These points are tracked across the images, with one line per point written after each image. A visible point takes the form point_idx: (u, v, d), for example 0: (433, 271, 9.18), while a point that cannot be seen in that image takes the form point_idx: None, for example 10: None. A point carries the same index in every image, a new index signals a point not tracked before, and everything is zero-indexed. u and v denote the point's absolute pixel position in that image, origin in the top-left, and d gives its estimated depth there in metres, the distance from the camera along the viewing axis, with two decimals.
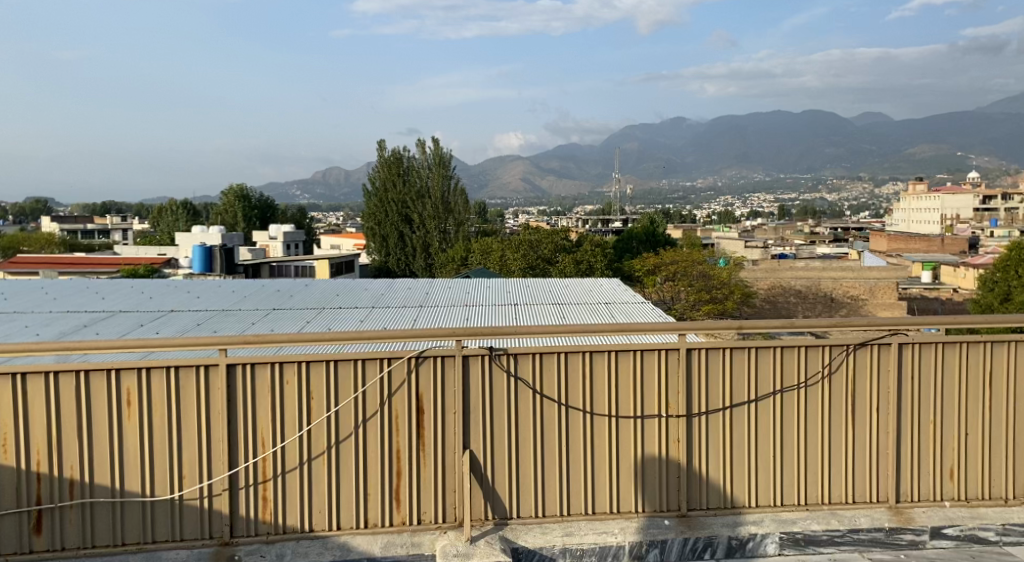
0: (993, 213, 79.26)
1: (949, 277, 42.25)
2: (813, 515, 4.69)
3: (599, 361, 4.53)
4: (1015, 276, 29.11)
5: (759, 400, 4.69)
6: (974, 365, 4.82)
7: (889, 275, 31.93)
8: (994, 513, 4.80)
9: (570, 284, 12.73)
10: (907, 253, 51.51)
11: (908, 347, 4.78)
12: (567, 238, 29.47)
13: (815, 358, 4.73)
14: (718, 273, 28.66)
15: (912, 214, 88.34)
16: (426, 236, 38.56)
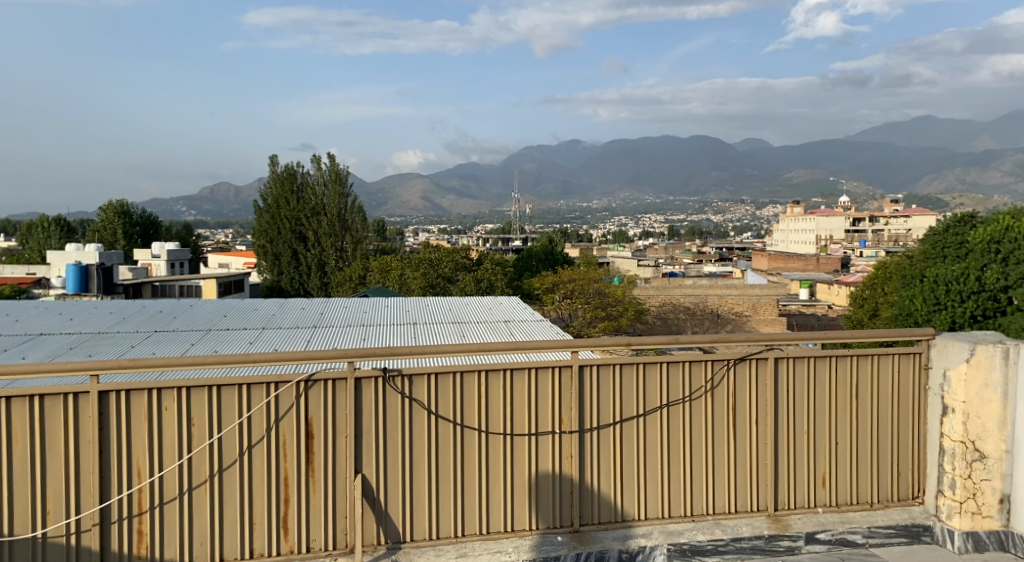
0: (862, 234, 84.57)
1: (823, 294, 44.78)
2: (699, 526, 4.85)
3: (491, 380, 4.56)
4: (882, 293, 31.03)
5: (647, 414, 4.82)
6: (842, 376, 5.15)
7: (770, 292, 33.40)
8: (861, 517, 5.13)
9: (469, 302, 12.75)
10: (786, 272, 54.25)
11: (784, 363, 5.04)
12: (467, 256, 29.60)
13: (699, 372, 4.90)
14: (613, 290, 29.32)
15: (790, 235, 93.19)
16: (321, 254, 37.75)
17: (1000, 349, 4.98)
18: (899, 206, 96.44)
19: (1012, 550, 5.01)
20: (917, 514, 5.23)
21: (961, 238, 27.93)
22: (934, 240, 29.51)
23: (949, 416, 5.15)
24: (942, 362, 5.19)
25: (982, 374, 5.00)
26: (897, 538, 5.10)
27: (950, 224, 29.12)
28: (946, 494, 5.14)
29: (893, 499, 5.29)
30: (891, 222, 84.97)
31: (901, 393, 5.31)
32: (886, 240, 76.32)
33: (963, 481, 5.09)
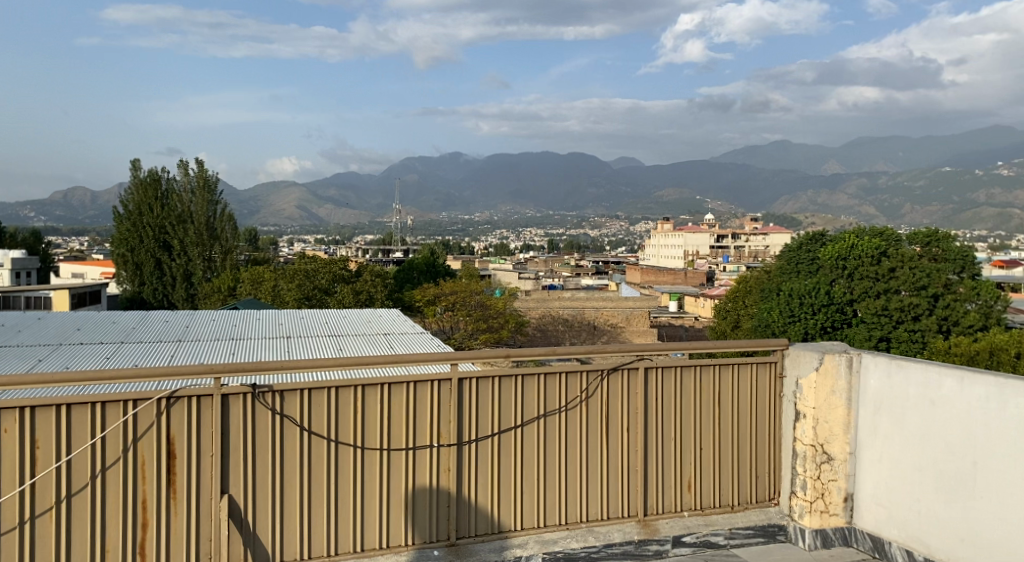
0: (726, 251, 89.23)
1: (691, 306, 46.80)
2: (573, 533, 4.98)
3: (369, 394, 4.50)
4: (743, 305, 32.76)
5: (525, 424, 4.90)
6: (706, 385, 5.41)
7: (642, 304, 34.49)
8: (723, 519, 5.41)
9: (348, 315, 12.53)
10: (657, 285, 56.49)
11: (654, 372, 5.24)
12: (345, 267, 29.06)
13: (575, 383, 5.03)
14: (494, 302, 29.58)
15: (660, 250, 96.89)
16: (187, 263, 36.16)
17: (845, 358, 5.41)
18: (758, 224, 102.39)
19: (855, 545, 5.44)
20: (773, 514, 5.60)
21: (812, 255, 29.89)
22: (789, 256, 31.40)
23: (801, 421, 5.54)
24: (796, 371, 5.58)
25: (829, 382, 5.43)
26: (755, 538, 5.42)
27: (803, 242, 31.01)
28: (798, 495, 5.52)
29: (752, 502, 5.61)
30: (750, 242, 90.34)
31: (759, 400, 5.66)
32: (747, 257, 80.86)
33: (813, 482, 5.48)
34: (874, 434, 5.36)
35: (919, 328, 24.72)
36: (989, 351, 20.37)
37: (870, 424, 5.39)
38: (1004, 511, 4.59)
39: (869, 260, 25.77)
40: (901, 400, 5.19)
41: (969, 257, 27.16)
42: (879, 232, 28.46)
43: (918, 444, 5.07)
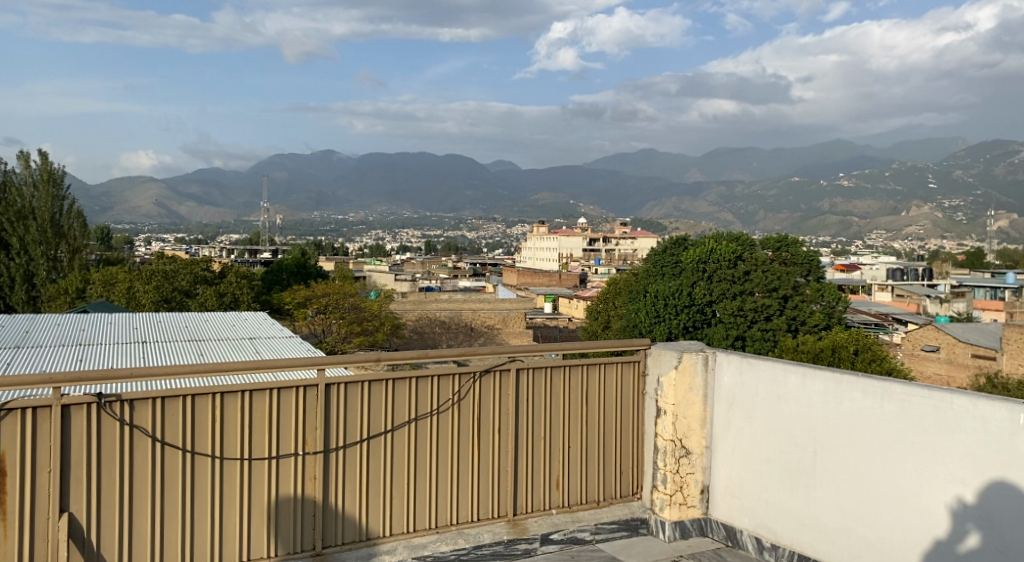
0: (597, 253, 91.73)
1: (565, 307, 47.73)
2: (443, 537, 4.98)
3: (230, 403, 4.33)
4: (613, 306, 33.82)
5: (394, 429, 4.84)
6: (574, 384, 5.55)
7: (518, 306, 34.49)
8: (589, 515, 5.58)
9: (210, 317, 12.02)
10: (532, 286, 57.23)
11: (525, 373, 5.32)
12: (209, 269, 27.81)
13: (447, 386, 5.02)
14: (369, 305, 29.00)
15: (535, 253, 98.24)
16: (29, 263, 33.32)
17: (702, 356, 5.73)
18: (628, 227, 105.75)
19: (710, 535, 5.76)
20: (635, 508, 5.82)
21: (676, 259, 31.09)
22: (654, 260, 32.43)
23: (661, 417, 5.78)
24: (657, 369, 5.82)
25: (687, 380, 5.70)
26: (619, 532, 5.62)
27: (667, 245, 32.35)
28: (658, 488, 5.76)
29: (616, 497, 5.81)
30: (620, 244, 93.40)
31: (623, 398, 5.87)
32: (617, 259, 83.42)
33: (672, 476, 5.73)
34: (726, 429, 5.69)
35: (770, 328, 26.14)
36: (831, 349, 21.86)
37: (724, 419, 5.72)
38: (839, 498, 4.98)
39: (726, 265, 27.61)
40: (752, 396, 5.53)
41: (815, 262, 29.08)
42: (735, 237, 29.99)
43: (767, 438, 5.42)
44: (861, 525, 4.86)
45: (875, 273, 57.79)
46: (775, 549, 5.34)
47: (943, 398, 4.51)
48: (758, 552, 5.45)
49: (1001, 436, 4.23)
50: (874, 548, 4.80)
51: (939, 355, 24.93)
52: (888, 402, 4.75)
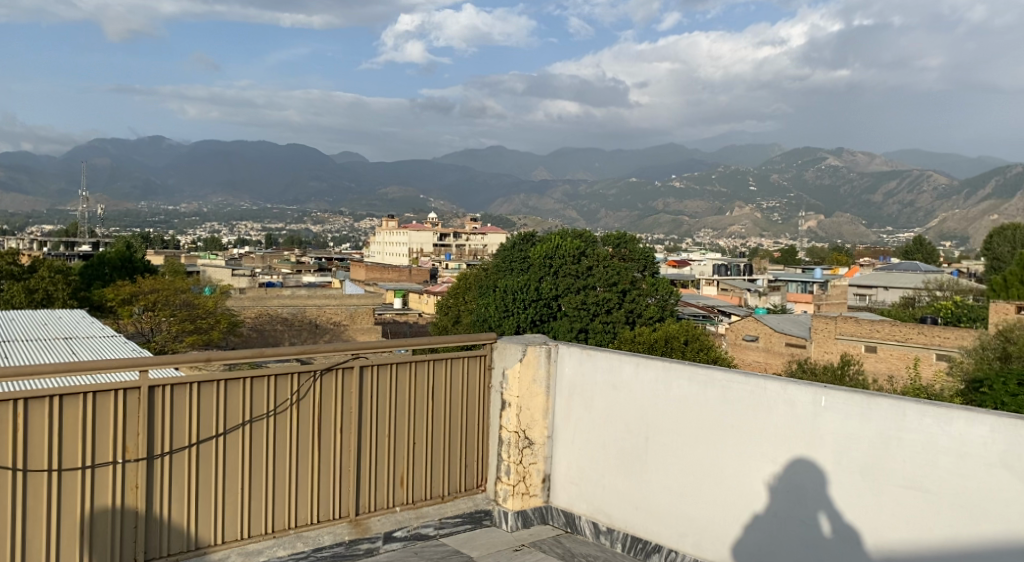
0: (447, 248, 91.74)
1: (414, 303, 47.43)
2: (279, 541, 4.81)
3: (38, 410, 3.97)
4: (463, 302, 33.98)
5: (226, 433, 4.60)
6: (420, 380, 5.54)
7: (366, 301, 32.79)
8: (433, 510, 5.60)
9: (17, 317, 10.93)
10: (381, 282, 56.32)
11: (368, 371, 5.24)
12: (17, 262, 25.43)
13: (285, 385, 4.85)
14: (203, 301, 27.30)
15: (383, 248, 96.96)
16: None
17: (545, 349, 5.93)
18: (477, 223, 106.63)
19: (551, 522, 5.97)
20: (480, 501, 5.92)
21: (524, 254, 31.63)
22: (503, 255, 32.87)
23: (506, 409, 5.92)
24: (502, 362, 5.95)
25: (530, 372, 5.88)
26: (462, 526, 5.68)
27: (516, 242, 32.84)
28: (502, 480, 5.89)
29: (461, 490, 5.87)
30: (470, 239, 93.78)
31: (469, 392, 5.95)
32: (467, 255, 83.73)
33: (516, 466, 5.88)
34: (567, 417, 5.93)
35: (610, 320, 27.08)
36: (664, 339, 23.11)
37: (565, 408, 5.95)
38: (668, 479, 5.29)
39: (571, 259, 28.48)
40: (590, 385, 5.78)
41: (650, 258, 30.53)
42: (579, 234, 30.96)
43: (603, 426, 5.68)
44: (686, 505, 5.18)
45: (705, 268, 61.39)
46: (610, 532, 5.61)
47: (758, 383, 4.89)
48: (594, 537, 5.70)
49: (809, 416, 4.65)
50: (699, 526, 5.12)
51: (758, 344, 26.73)
52: (710, 388, 5.09)
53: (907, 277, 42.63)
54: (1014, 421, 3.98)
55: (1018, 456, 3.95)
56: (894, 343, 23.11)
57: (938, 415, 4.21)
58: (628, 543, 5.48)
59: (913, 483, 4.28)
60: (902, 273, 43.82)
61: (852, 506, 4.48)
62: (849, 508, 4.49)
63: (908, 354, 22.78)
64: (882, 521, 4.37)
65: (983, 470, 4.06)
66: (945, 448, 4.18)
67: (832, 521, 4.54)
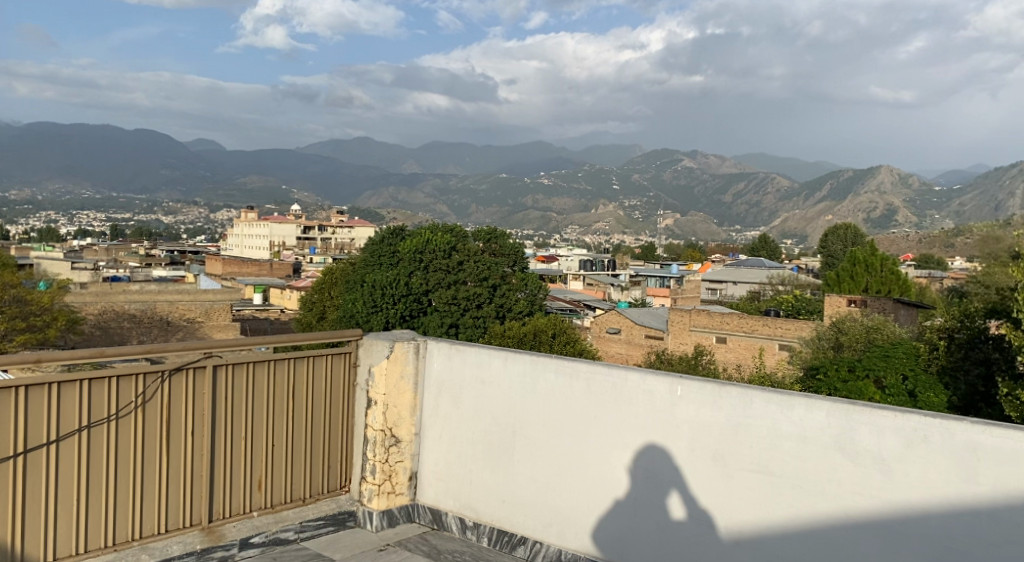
0: (311, 241, 89.10)
1: (276, 298, 45.91)
2: (122, 555, 4.48)
3: None
4: (328, 296, 33.18)
5: (60, 440, 4.22)
6: (280, 377, 5.31)
7: (223, 297, 30.33)
8: (293, 514, 5.39)
9: None
10: (240, 276, 53.96)
11: (223, 371, 4.95)
12: None
13: (129, 387, 4.50)
14: (36, 296, 25.22)
15: (242, 240, 93.16)
16: None
17: (414, 345, 5.89)
18: (343, 216, 104.39)
19: (416, 520, 5.93)
20: (343, 502, 5.75)
21: (393, 248, 31.01)
22: (371, 249, 31.94)
23: (372, 408, 5.78)
24: (368, 360, 5.81)
25: (398, 368, 5.81)
26: (325, 528, 5.51)
27: (385, 235, 31.87)
28: (367, 479, 5.76)
29: (324, 492, 5.68)
30: (336, 232, 91.52)
31: (333, 390, 5.76)
32: (333, 249, 81.70)
33: (381, 466, 5.77)
34: (435, 414, 5.94)
35: (481, 315, 27.08)
36: (532, 334, 23.37)
37: (432, 405, 5.95)
38: (534, 472, 5.43)
39: (441, 254, 28.37)
40: (458, 381, 5.82)
41: (520, 253, 30.89)
42: (449, 229, 30.80)
43: (472, 421, 5.74)
44: (552, 496, 5.34)
45: (570, 264, 62.80)
46: (476, 527, 5.66)
47: (620, 375, 5.10)
48: (460, 532, 5.73)
49: (667, 406, 4.91)
50: (564, 516, 5.28)
51: (620, 336, 27.46)
52: (577, 380, 5.25)
53: (753, 272, 45.33)
54: (848, 406, 4.38)
55: (851, 439, 4.36)
56: (742, 334, 24.39)
57: (781, 403, 4.55)
58: (494, 536, 5.56)
59: (759, 467, 4.61)
60: (750, 269, 46.54)
61: (707, 492, 4.76)
62: (702, 494, 4.78)
63: (753, 344, 24.12)
64: (733, 504, 4.68)
65: (821, 452, 4.44)
66: (789, 433, 4.53)
67: (686, 507, 4.81)
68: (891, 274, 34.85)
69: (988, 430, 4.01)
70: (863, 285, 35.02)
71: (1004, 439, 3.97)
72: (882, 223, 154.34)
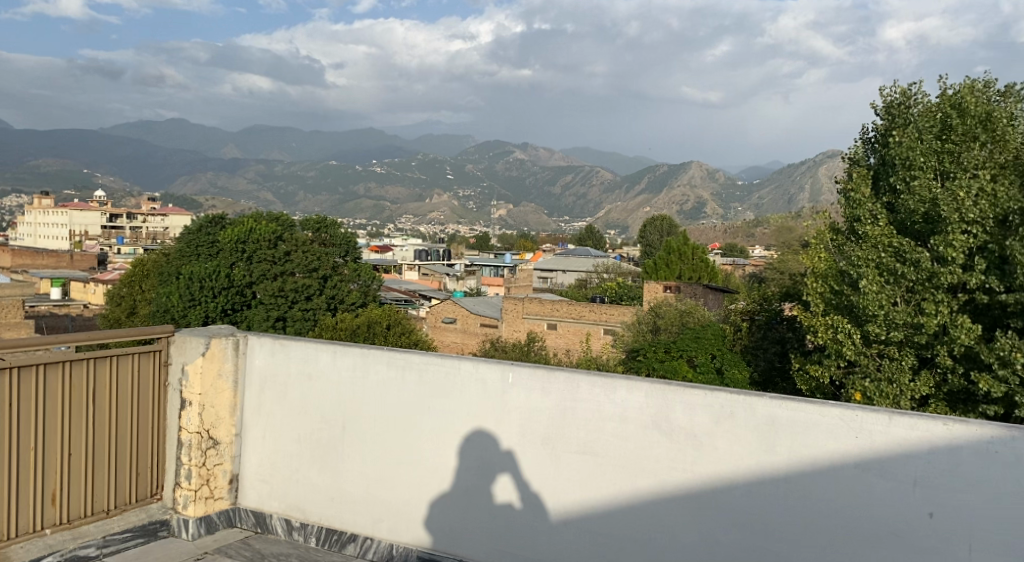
0: (119, 230, 82.57)
1: (78, 292, 42.20)
2: None
3: None
4: (139, 290, 30.92)
5: None
6: (77, 381, 4.84)
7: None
8: (95, 528, 4.95)
9: None
10: (34, 270, 49.06)
11: (7, 373, 4.47)
12: None
13: None
14: None
15: (37, 228, 84.98)
16: None
17: (232, 341, 5.56)
18: (156, 203, 97.80)
19: (238, 525, 5.61)
20: (155, 511, 5.34)
21: (213, 238, 29.19)
22: (187, 238, 29.84)
23: (186, 409, 5.38)
24: (180, 357, 5.40)
25: (214, 366, 5.43)
26: (132, 541, 5.11)
27: (203, 224, 29.84)
28: (182, 485, 5.36)
29: (130, 502, 5.26)
30: (147, 220, 85.45)
31: (140, 392, 5.32)
32: (145, 238, 76.18)
33: (197, 470, 5.38)
34: (257, 412, 5.64)
35: (310, 308, 26.26)
36: (366, 325, 22.84)
37: (254, 404, 5.65)
38: (363, 467, 5.28)
39: (266, 244, 27.15)
40: (281, 377, 5.57)
41: (352, 243, 30.07)
42: (274, 217, 29.46)
43: (297, 418, 5.50)
44: (382, 489, 5.21)
45: (404, 254, 62.21)
46: (303, 527, 5.42)
47: (453, 364, 5.04)
48: (286, 534, 5.46)
49: (497, 394, 4.91)
50: (395, 510, 5.18)
51: (455, 325, 27.47)
52: (408, 372, 5.15)
53: (581, 262, 46.92)
54: (663, 386, 4.56)
55: (668, 418, 4.54)
56: (570, 320, 25.20)
57: (604, 385, 4.68)
58: (322, 535, 5.35)
59: (585, 449, 4.71)
60: (578, 258, 48.18)
61: (538, 476, 4.81)
62: (536, 479, 4.82)
63: (581, 330, 25.01)
64: (560, 487, 4.76)
65: (640, 432, 4.60)
66: (611, 415, 4.67)
67: (519, 492, 4.84)
68: (701, 262, 37.29)
69: (785, 404, 4.30)
70: (677, 272, 37.14)
71: (799, 411, 4.27)
72: (693, 214, 164.94)
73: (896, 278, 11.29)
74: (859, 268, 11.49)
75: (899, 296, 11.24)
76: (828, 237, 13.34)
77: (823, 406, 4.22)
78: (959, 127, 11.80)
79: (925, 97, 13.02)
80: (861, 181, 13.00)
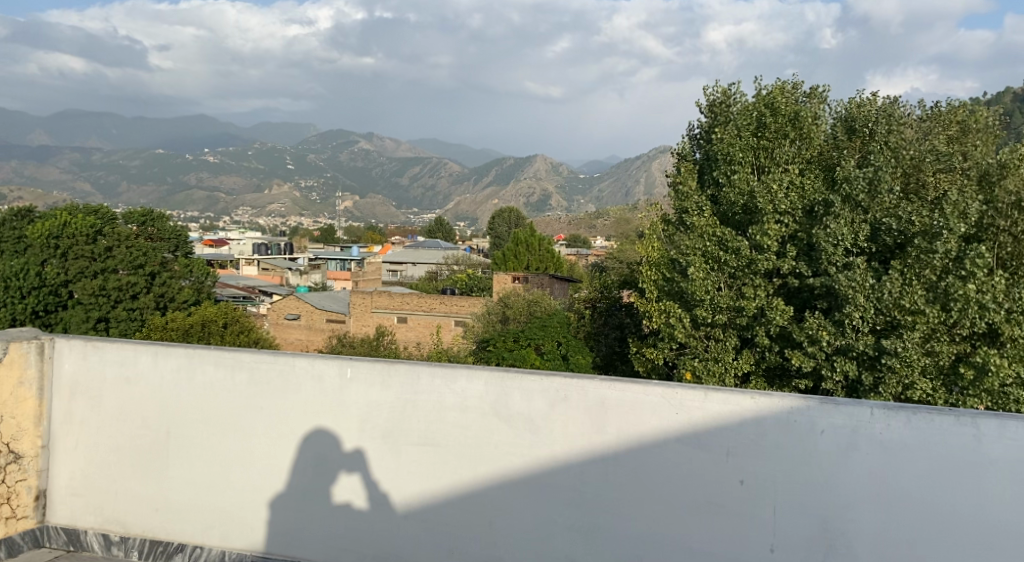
0: None
1: None
2: None
3: None
4: None
5: None
6: None
7: None
8: None
9: None
10: None
11: None
12: None
13: None
14: None
15: None
16: None
17: (35, 345, 5.09)
18: None
19: (47, 544, 5.15)
20: None
21: (19, 233, 26.50)
22: None
23: None
24: None
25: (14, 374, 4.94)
26: None
27: (8, 218, 27.07)
28: None
29: None
30: None
31: None
32: None
33: None
34: (69, 421, 5.20)
35: (136, 308, 24.56)
36: (201, 324, 21.60)
37: (64, 412, 5.20)
38: (191, 473, 4.99)
39: (83, 239, 25.00)
40: (94, 383, 5.16)
41: (182, 237, 28.42)
42: (92, 209, 27.30)
43: (114, 426, 5.12)
44: (211, 495, 4.95)
45: (241, 248, 59.07)
46: (124, 542, 5.05)
47: (286, 362, 4.86)
48: (104, 550, 5.07)
49: (335, 390, 4.78)
50: (227, 515, 4.93)
51: (300, 322, 26.51)
52: (238, 371, 4.91)
53: (429, 254, 46.70)
54: (501, 374, 4.61)
55: (505, 405, 4.60)
56: (421, 313, 25.15)
57: (444, 376, 4.67)
58: (145, 549, 5.00)
59: (425, 440, 4.69)
60: (427, 250, 47.95)
61: (379, 471, 4.74)
62: (378, 475, 4.74)
63: (432, 322, 25.04)
64: (400, 481, 4.71)
65: (479, 419, 4.63)
66: (452, 404, 4.67)
67: (363, 491, 4.74)
68: (547, 253, 38.12)
69: (614, 385, 4.46)
70: (524, 263, 37.83)
71: (626, 391, 4.45)
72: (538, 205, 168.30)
73: (720, 265, 12.00)
74: (687, 256, 12.08)
75: (723, 282, 11.96)
76: (660, 227, 14.01)
77: (647, 386, 4.42)
78: (772, 124, 12.71)
79: (743, 97, 13.91)
80: (688, 175, 13.71)
